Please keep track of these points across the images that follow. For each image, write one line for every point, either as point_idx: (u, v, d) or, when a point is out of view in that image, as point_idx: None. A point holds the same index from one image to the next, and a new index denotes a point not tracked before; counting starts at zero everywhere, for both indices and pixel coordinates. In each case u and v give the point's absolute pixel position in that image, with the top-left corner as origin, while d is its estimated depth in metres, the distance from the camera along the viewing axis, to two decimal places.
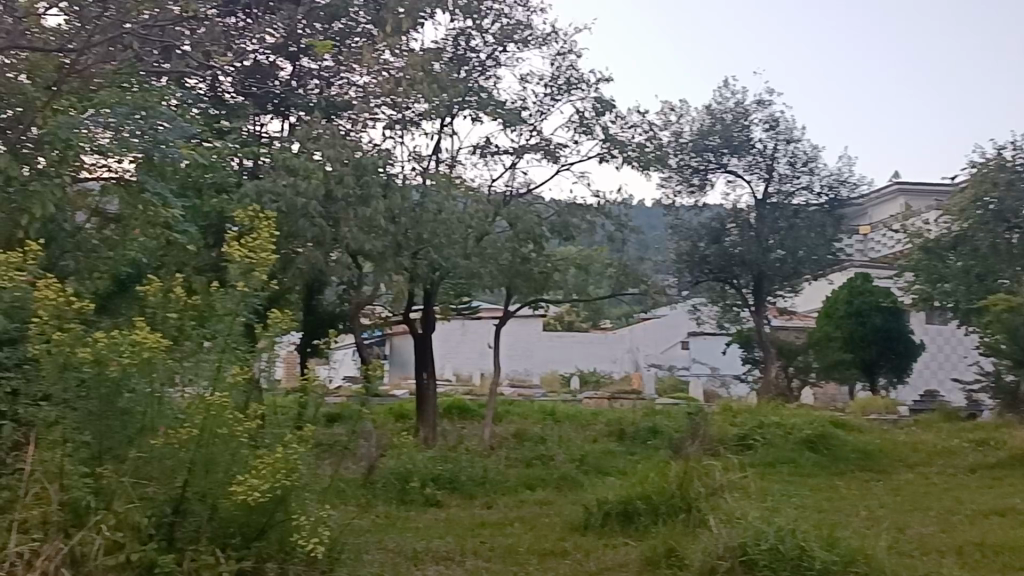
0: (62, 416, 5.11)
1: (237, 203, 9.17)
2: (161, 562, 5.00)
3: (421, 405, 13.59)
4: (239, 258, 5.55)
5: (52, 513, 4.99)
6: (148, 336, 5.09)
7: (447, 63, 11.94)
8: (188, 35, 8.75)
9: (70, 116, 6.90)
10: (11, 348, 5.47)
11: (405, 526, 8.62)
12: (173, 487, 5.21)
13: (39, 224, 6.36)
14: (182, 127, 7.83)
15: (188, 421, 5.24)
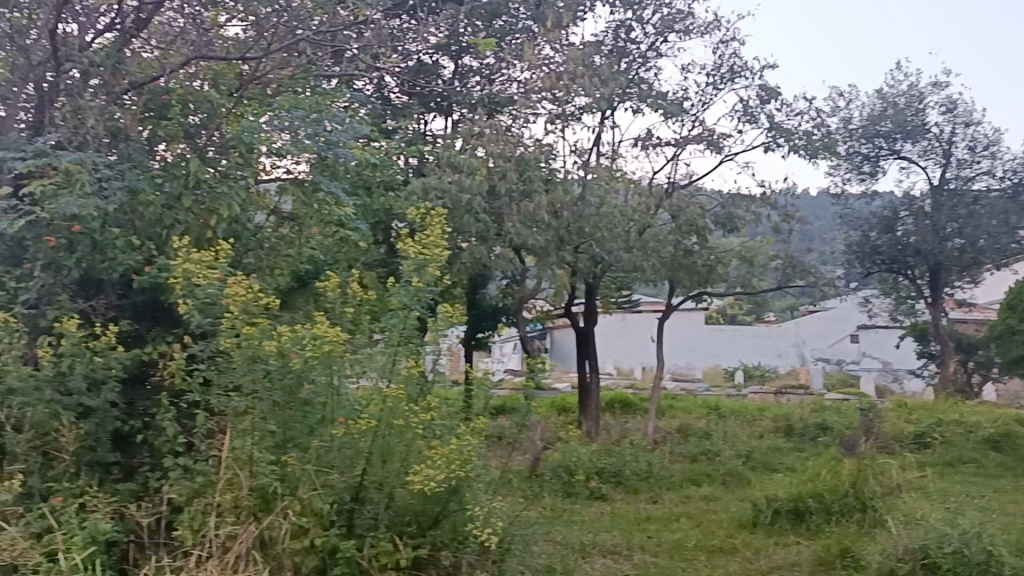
0: (251, 406, 5.29)
1: (405, 200, 9.37)
2: (343, 548, 5.27)
3: (584, 398, 13.66)
4: (414, 255, 5.72)
5: (244, 498, 5.21)
6: (329, 329, 5.27)
7: (608, 56, 11.91)
8: (355, 37, 8.60)
9: (251, 121, 7.22)
10: (204, 340, 5.69)
11: (571, 519, 8.68)
12: (353, 476, 5.42)
13: (227, 224, 6.62)
14: (354, 128, 8.35)
15: (366, 412, 5.42)
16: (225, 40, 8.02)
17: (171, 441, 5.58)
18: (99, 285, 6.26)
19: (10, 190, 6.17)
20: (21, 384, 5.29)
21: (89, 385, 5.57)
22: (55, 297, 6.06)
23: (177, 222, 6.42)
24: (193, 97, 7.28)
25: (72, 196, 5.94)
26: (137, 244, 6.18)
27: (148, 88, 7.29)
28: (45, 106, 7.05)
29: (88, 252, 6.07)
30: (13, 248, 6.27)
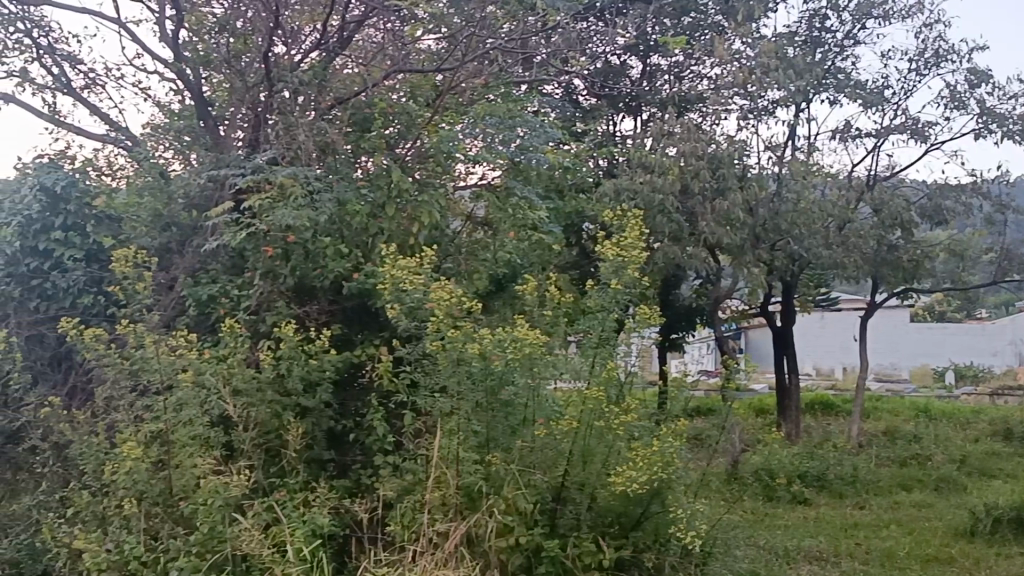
0: (457, 407, 5.42)
1: (597, 203, 9.41)
2: (547, 547, 5.35)
3: (783, 399, 13.32)
4: (613, 257, 5.74)
5: (451, 496, 5.35)
6: (529, 332, 5.35)
7: (802, 46, 11.56)
8: (544, 43, 8.71)
9: (448, 130, 7.45)
10: (410, 343, 5.89)
11: (774, 523, 8.48)
12: (555, 475, 5.51)
13: (428, 230, 6.85)
14: (548, 132, 8.36)
15: (566, 413, 5.51)
16: (420, 52, 8.31)
17: (381, 440, 5.82)
18: (312, 292, 6.60)
19: (232, 204, 6.60)
20: (246, 385, 5.63)
21: (306, 386, 5.88)
22: (273, 304, 6.42)
23: (382, 230, 6.68)
24: (395, 109, 7.60)
25: (286, 208, 6.28)
26: (345, 252, 6.49)
27: (352, 102, 7.57)
28: (261, 125, 7.51)
29: (301, 260, 6.41)
30: (235, 258, 6.69)
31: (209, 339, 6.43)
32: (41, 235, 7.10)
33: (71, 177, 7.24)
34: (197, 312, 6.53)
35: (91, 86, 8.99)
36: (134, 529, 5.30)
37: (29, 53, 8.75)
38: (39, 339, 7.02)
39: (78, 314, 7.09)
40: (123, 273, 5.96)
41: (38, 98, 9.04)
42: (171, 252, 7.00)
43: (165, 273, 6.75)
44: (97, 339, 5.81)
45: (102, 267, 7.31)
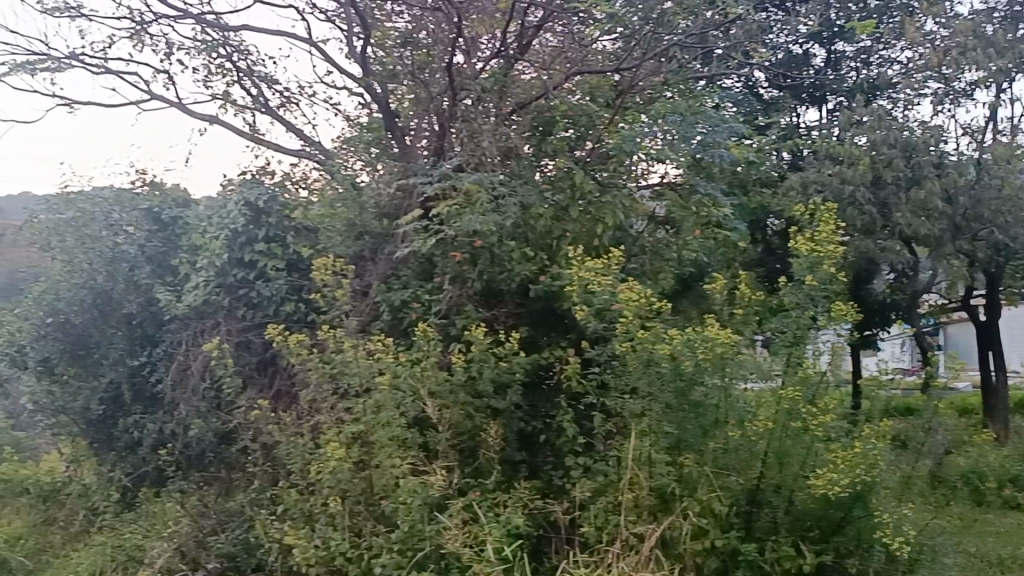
0: (648, 408, 5.42)
1: (782, 197, 9.16)
2: (744, 551, 5.27)
3: (988, 399, 12.55)
4: (807, 252, 5.58)
5: (644, 498, 5.36)
6: (720, 331, 5.23)
7: (1004, 22, 10.85)
8: (722, 36, 8.50)
9: (630, 128, 7.42)
10: (598, 344, 5.88)
11: (985, 530, 8.01)
12: (750, 478, 5.41)
13: (612, 232, 6.84)
14: (732, 128, 8.10)
15: (761, 414, 5.39)
16: (598, 52, 8.25)
17: (572, 441, 5.86)
18: (499, 295, 6.69)
19: (421, 212, 6.78)
20: (439, 388, 5.78)
21: (496, 388, 5.98)
22: (462, 308, 6.56)
23: (566, 233, 6.72)
24: (573, 111, 7.61)
25: (473, 213, 6.40)
26: (531, 255, 6.56)
27: (532, 106, 7.69)
28: (446, 133, 7.62)
29: (488, 264, 6.53)
30: (426, 264, 6.88)
31: (403, 343, 6.63)
32: (245, 248, 7.52)
33: (272, 191, 7.63)
34: (391, 317, 6.74)
35: (287, 104, 9.50)
36: (339, 526, 5.55)
37: (231, 76, 9.32)
38: (247, 345, 7.48)
39: (281, 320, 7.49)
40: (324, 281, 6.24)
41: (240, 117, 9.64)
42: (365, 259, 7.23)
43: (360, 280, 6.98)
44: (300, 345, 6.10)
45: (301, 276, 7.69)
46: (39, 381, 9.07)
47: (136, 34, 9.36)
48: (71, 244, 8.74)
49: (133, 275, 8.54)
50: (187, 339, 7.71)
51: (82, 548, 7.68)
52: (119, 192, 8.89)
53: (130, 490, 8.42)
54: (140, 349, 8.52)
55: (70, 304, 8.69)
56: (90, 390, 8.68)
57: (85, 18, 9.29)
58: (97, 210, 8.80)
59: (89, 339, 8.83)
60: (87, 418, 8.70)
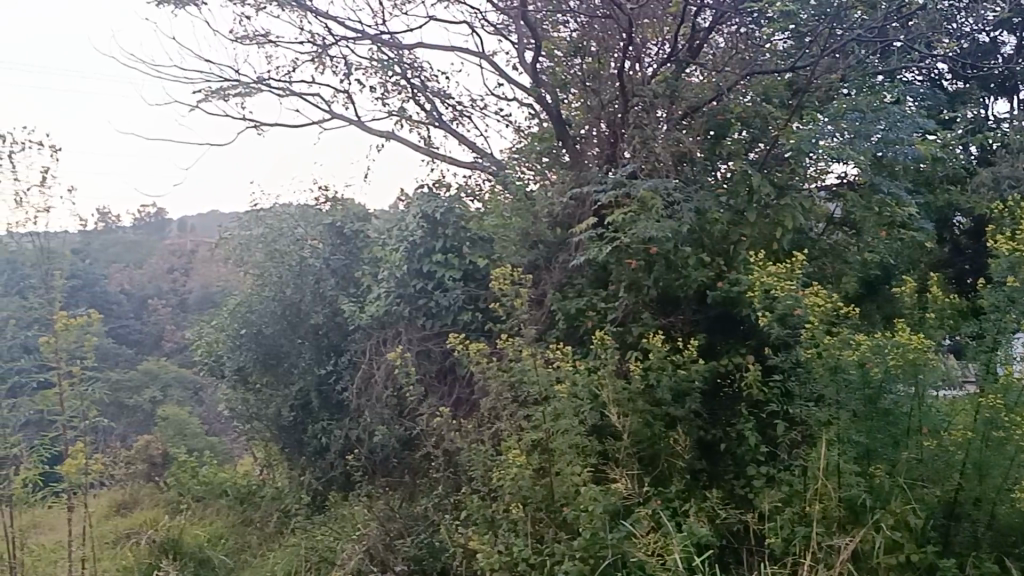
0: (834, 417, 5.24)
1: (972, 194, 8.69)
2: (942, 566, 4.97)
3: None
4: (1008, 251, 5.20)
5: (833, 509, 5.17)
6: (911, 336, 5.03)
7: None
8: (900, 28, 8.13)
9: (810, 127, 7.12)
10: (781, 350, 5.75)
11: None
12: (948, 488, 5.17)
13: (792, 235, 6.67)
14: (916, 122, 7.84)
15: (958, 423, 5.16)
16: (769, 50, 8.04)
17: (753, 449, 5.74)
18: (676, 302, 6.63)
19: (595, 220, 6.80)
20: (617, 396, 5.76)
21: (675, 396, 5.93)
22: (639, 315, 6.56)
23: (743, 237, 6.61)
24: (747, 113, 7.41)
25: (648, 220, 6.38)
26: (707, 260, 6.45)
27: (705, 109, 7.54)
28: (618, 140, 7.68)
29: (664, 271, 6.45)
30: (601, 272, 6.90)
31: (579, 351, 6.68)
32: (424, 259, 7.76)
33: (449, 203, 7.85)
34: (567, 325, 6.80)
35: (459, 118, 9.74)
36: (522, 532, 5.63)
37: (406, 93, 9.62)
38: (427, 354, 7.71)
39: (460, 329, 7.66)
40: (502, 291, 6.36)
41: (416, 133, 9.95)
42: (540, 268, 7.30)
43: (536, 288, 7.07)
44: (480, 353, 6.24)
45: (478, 286, 7.85)
46: (237, 389, 9.76)
47: (317, 57, 9.80)
48: (262, 258, 9.35)
49: (320, 287, 8.95)
50: (372, 347, 8.03)
51: (278, 548, 8.07)
52: (303, 209, 9.45)
53: (319, 494, 8.79)
54: (327, 358, 8.88)
55: (262, 316, 9.25)
56: (282, 398, 9.19)
57: (272, 44, 9.80)
58: (284, 225, 9.38)
59: (280, 349, 9.30)
60: (280, 424, 9.18)
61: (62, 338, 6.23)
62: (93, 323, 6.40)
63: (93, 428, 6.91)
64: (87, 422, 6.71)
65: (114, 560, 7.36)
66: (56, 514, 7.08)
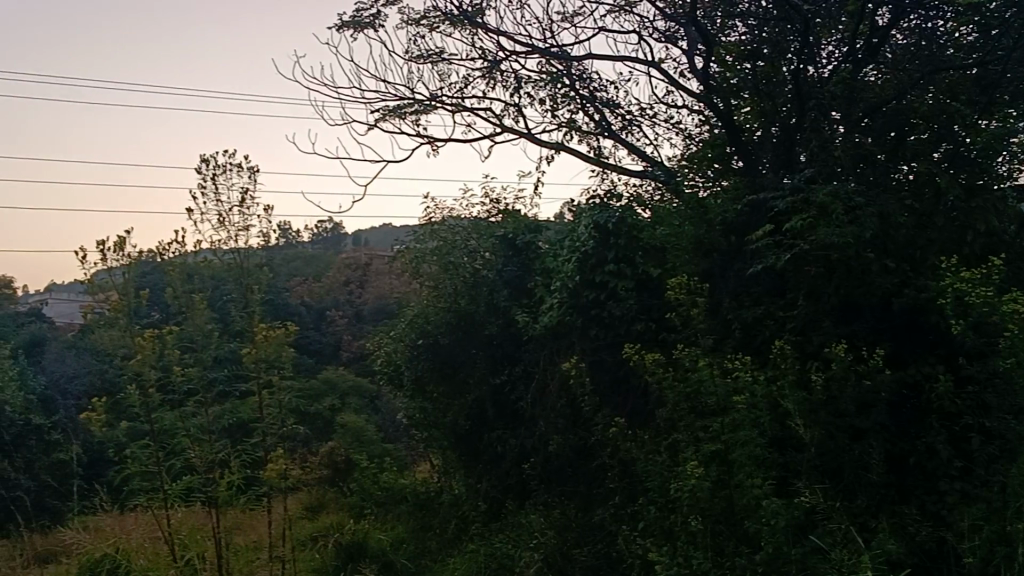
0: None
1: None
2: None
3: None
4: None
5: None
6: None
7: None
8: None
9: (1001, 124, 6.80)
10: (975, 360, 5.50)
11: None
12: None
13: (984, 239, 6.39)
14: None
15: None
16: (954, 46, 7.65)
17: (946, 464, 5.47)
18: (859, 310, 6.40)
19: (771, 226, 6.67)
20: (800, 408, 5.61)
21: (860, 407, 5.72)
22: (818, 323, 6.32)
23: (931, 242, 6.40)
24: (930, 112, 7.04)
25: (828, 226, 6.22)
26: (892, 266, 6.21)
27: (884, 110, 7.30)
28: (792, 144, 7.60)
29: (845, 278, 6.29)
30: (779, 280, 6.76)
31: (757, 362, 6.55)
32: (596, 269, 7.85)
33: (620, 214, 7.90)
34: (744, 334, 6.67)
35: (629, 127, 9.75)
36: (701, 545, 5.56)
37: (576, 105, 9.69)
38: (600, 364, 7.80)
39: (634, 339, 7.65)
40: (678, 300, 6.34)
41: (585, 143, 10.01)
42: (715, 276, 7.12)
43: (711, 297, 6.97)
44: (656, 363, 6.22)
45: (652, 295, 7.83)
46: (415, 398, 10.07)
47: (488, 72, 9.98)
48: (437, 270, 9.63)
49: (494, 299, 9.25)
50: (545, 357, 8.34)
51: (458, 554, 8.22)
52: (475, 222, 9.75)
53: (495, 502, 8.86)
54: (501, 367, 9.15)
55: (437, 327, 9.51)
56: (458, 407, 9.39)
57: (445, 62, 10.05)
58: (456, 238, 9.68)
59: (456, 359, 9.51)
60: (458, 433, 9.39)
61: (263, 350, 6.84)
62: (289, 335, 7.01)
63: (287, 435, 7.37)
64: (283, 433, 7.21)
65: (306, 564, 7.73)
66: (255, 515, 7.50)
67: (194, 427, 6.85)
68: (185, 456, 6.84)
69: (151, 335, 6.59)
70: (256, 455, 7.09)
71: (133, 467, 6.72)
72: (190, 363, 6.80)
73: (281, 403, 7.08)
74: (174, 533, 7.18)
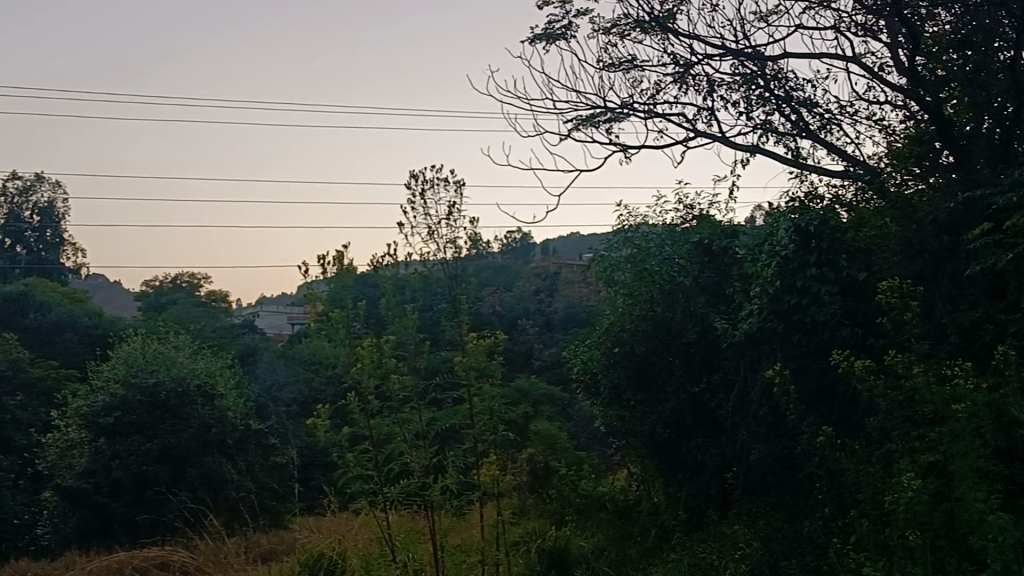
0: None
1: None
2: None
3: None
4: None
5: None
6: None
7: None
8: None
9: None
10: None
11: None
12: None
13: None
14: None
15: None
16: None
17: None
18: None
19: (989, 225, 6.29)
20: None
21: None
22: None
23: None
24: None
25: None
26: None
27: None
28: (1011, 137, 7.18)
29: None
30: (999, 282, 6.37)
31: (976, 368, 6.20)
32: (797, 273, 7.72)
33: (822, 215, 7.80)
34: (961, 338, 6.35)
35: (828, 126, 9.49)
36: (920, 560, 5.33)
37: (771, 106, 9.47)
38: (803, 371, 7.63)
39: (839, 345, 7.48)
40: (888, 304, 6.10)
41: (781, 145, 9.77)
42: (926, 278, 6.84)
43: (923, 301, 6.72)
44: (866, 370, 6.01)
45: (857, 300, 7.59)
46: (612, 406, 10.10)
47: (681, 77, 9.91)
48: (631, 279, 9.79)
49: (689, 305, 9.23)
50: (745, 364, 8.22)
51: (662, 562, 8.25)
52: (670, 228, 9.99)
53: (695, 512, 9.05)
54: (699, 376, 9.11)
55: (636, 336, 9.54)
56: (655, 415, 9.33)
57: (637, 69, 10.04)
58: (649, 245, 9.87)
59: (653, 366, 9.47)
60: (656, 441, 9.35)
61: (474, 358, 7.13)
62: (498, 345, 7.26)
63: (496, 442, 7.59)
64: (497, 435, 7.47)
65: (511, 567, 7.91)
66: (469, 518, 7.80)
67: (410, 433, 7.12)
68: (402, 460, 7.10)
69: (369, 345, 6.92)
70: (469, 460, 7.34)
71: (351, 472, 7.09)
72: (406, 371, 7.13)
73: (491, 412, 7.32)
74: (394, 538, 7.54)
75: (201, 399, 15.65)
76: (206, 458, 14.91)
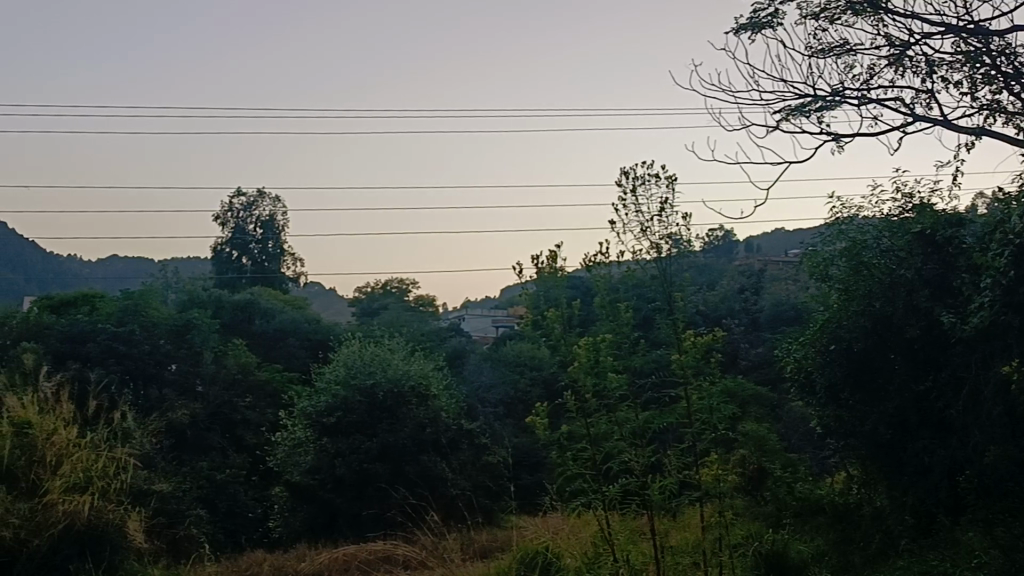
0: None
1: None
2: None
3: None
4: None
5: None
6: None
7: None
8: None
9: None
10: None
11: None
12: None
13: None
14: None
15: None
16: None
17: None
18: None
19: None
20: None
21: None
22: None
23: None
24: None
25: None
26: None
27: None
28: None
29: None
30: None
31: None
32: None
33: None
34: None
35: None
36: None
37: (998, 85, 8.87)
38: None
39: None
40: None
41: (1010, 125, 9.13)
42: None
43: None
44: None
45: None
46: (828, 406, 9.75)
47: (897, 59, 9.42)
48: (845, 272, 9.62)
49: (912, 299, 9.08)
50: (977, 360, 8.45)
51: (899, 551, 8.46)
52: (887, 219, 9.71)
53: (924, 517, 8.72)
54: (925, 373, 9.12)
55: (851, 330, 9.37)
56: (876, 413, 9.23)
57: (850, 53, 9.62)
58: (863, 237, 9.70)
59: (875, 364, 9.37)
60: (877, 442, 9.22)
61: (691, 355, 7.07)
62: (716, 343, 7.15)
63: (718, 440, 7.49)
64: (716, 435, 7.30)
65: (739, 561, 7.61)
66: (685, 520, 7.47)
67: (628, 431, 7.18)
68: (622, 458, 7.16)
69: (585, 344, 7.11)
70: (687, 461, 7.26)
71: (572, 471, 7.36)
72: (623, 370, 7.22)
73: (713, 410, 7.12)
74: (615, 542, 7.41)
75: (415, 399, 16.28)
76: (423, 456, 15.56)
